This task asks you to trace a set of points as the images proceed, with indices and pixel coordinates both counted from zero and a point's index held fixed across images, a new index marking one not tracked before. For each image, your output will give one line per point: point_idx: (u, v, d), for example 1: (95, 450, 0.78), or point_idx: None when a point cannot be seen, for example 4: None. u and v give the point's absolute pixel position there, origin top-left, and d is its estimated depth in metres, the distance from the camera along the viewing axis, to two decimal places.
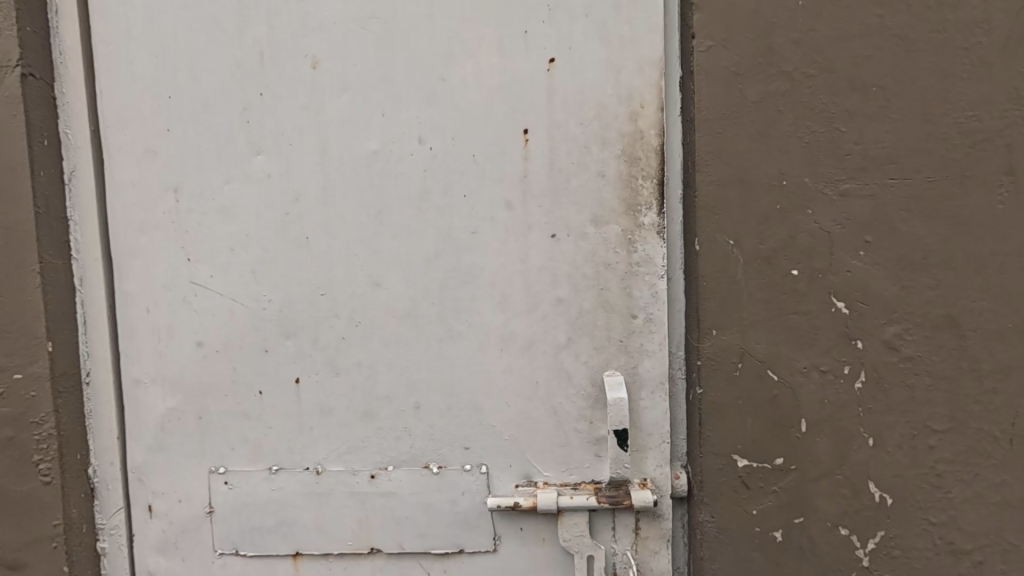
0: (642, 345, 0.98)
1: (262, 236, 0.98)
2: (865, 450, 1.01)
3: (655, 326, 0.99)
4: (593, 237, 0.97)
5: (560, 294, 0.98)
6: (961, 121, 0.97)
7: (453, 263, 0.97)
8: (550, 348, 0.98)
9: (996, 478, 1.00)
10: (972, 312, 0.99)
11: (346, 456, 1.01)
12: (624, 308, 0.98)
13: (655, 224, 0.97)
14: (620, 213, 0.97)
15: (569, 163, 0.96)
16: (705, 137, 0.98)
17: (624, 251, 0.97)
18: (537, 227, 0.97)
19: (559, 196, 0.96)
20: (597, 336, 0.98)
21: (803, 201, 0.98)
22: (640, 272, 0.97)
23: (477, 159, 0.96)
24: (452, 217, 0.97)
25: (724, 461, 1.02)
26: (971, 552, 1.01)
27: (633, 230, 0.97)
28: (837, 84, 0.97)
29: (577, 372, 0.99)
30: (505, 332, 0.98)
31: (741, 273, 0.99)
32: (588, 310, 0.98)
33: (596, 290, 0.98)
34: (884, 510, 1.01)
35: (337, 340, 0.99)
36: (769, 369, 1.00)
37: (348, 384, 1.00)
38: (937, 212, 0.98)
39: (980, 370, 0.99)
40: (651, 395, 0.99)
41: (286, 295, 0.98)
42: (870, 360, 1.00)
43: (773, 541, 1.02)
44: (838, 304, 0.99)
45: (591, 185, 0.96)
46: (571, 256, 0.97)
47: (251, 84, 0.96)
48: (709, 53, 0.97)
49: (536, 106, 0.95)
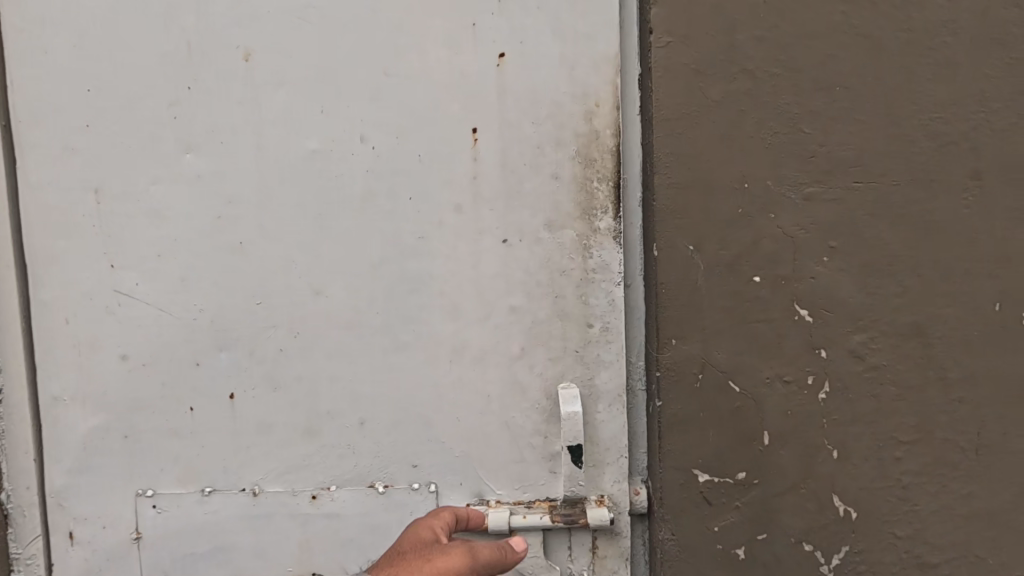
0: (598, 356, 0.93)
1: (192, 241, 0.91)
2: (830, 463, 0.98)
3: (613, 335, 0.94)
4: (548, 243, 0.92)
5: (513, 302, 0.92)
6: (927, 123, 0.94)
7: (398, 270, 0.91)
8: (504, 360, 0.93)
9: (962, 489, 0.98)
10: (938, 320, 0.96)
11: (286, 475, 0.94)
12: (579, 318, 0.93)
13: (610, 229, 0.92)
14: (576, 217, 0.91)
15: (522, 165, 0.90)
16: (664, 137, 0.93)
17: (580, 258, 0.92)
18: (488, 231, 0.91)
19: (512, 200, 0.91)
20: (552, 348, 0.93)
21: (766, 205, 0.94)
22: (597, 279, 0.92)
23: (423, 159, 0.90)
24: (398, 222, 0.91)
25: (685, 476, 0.97)
26: (937, 565, 0.98)
27: (588, 235, 0.92)
28: (801, 83, 0.93)
29: (531, 384, 0.93)
30: (455, 342, 0.93)
31: (701, 280, 0.95)
32: (542, 320, 0.93)
33: (552, 298, 0.93)
34: (849, 525, 0.98)
35: (276, 354, 0.92)
36: (731, 380, 0.96)
37: (289, 400, 0.93)
38: (903, 217, 0.95)
39: (947, 379, 0.96)
40: (609, 408, 0.95)
41: (219, 304, 0.92)
42: (835, 370, 0.96)
43: (736, 558, 0.98)
44: (802, 312, 0.96)
45: (545, 187, 0.91)
46: (524, 263, 0.92)
47: (178, 77, 0.88)
48: (668, 49, 0.92)
49: (486, 103, 0.89)
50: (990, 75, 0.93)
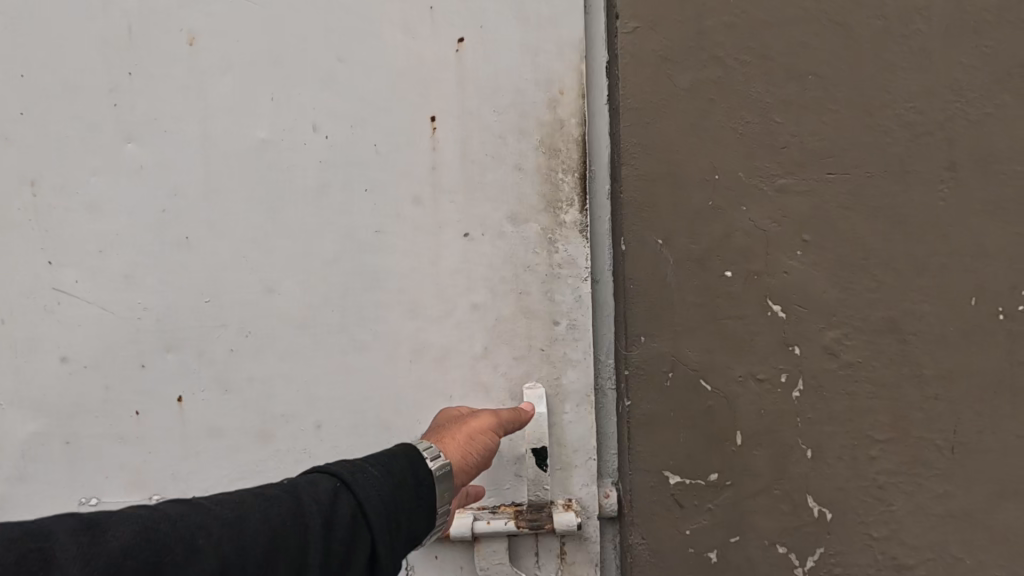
0: (565, 355, 0.90)
1: (137, 234, 0.89)
2: (805, 462, 0.95)
3: (580, 334, 0.90)
4: (511, 236, 0.89)
5: (475, 299, 0.89)
6: (901, 113, 0.91)
7: (355, 266, 0.88)
8: (467, 360, 0.89)
9: (939, 489, 0.95)
10: (914, 315, 0.93)
11: (238, 483, 0.89)
12: (544, 316, 0.89)
13: (576, 222, 0.89)
14: (541, 210, 0.89)
15: (483, 155, 0.88)
16: (631, 127, 0.90)
17: (544, 252, 0.89)
18: (448, 225, 0.89)
19: (472, 191, 0.89)
20: (516, 347, 0.89)
21: (737, 198, 0.91)
22: (563, 274, 0.89)
23: (380, 150, 0.88)
24: (356, 215, 0.88)
25: (656, 478, 0.94)
26: (914, 567, 0.96)
27: (554, 228, 0.89)
28: (772, 72, 0.90)
29: (495, 386, 0.89)
30: (416, 341, 0.89)
31: (671, 275, 0.92)
32: (506, 317, 0.89)
33: (516, 294, 0.89)
34: (824, 526, 0.95)
35: (226, 354, 0.89)
36: (703, 378, 0.93)
37: (241, 402, 0.89)
38: (877, 210, 0.92)
39: (922, 376, 0.94)
40: (576, 409, 0.91)
41: (165, 301, 0.89)
42: (809, 367, 0.94)
43: (708, 562, 0.95)
44: (775, 308, 0.93)
45: (507, 178, 0.89)
46: (487, 257, 0.89)
47: (119, 63, 0.88)
48: (636, 36, 0.90)
49: (444, 91, 0.88)
50: (965, 63, 0.91)
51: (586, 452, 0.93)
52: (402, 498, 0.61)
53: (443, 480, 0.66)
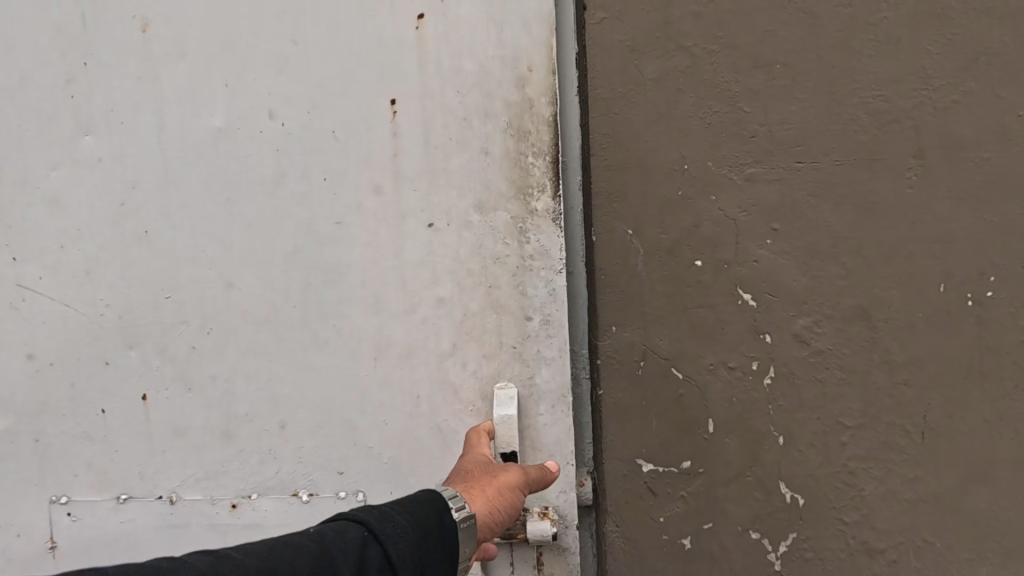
0: (537, 353, 0.89)
1: (96, 230, 0.93)
2: (777, 449, 0.96)
3: (553, 331, 0.89)
4: (477, 226, 0.90)
5: (442, 293, 0.90)
6: (868, 101, 0.92)
7: (315, 258, 0.91)
8: (433, 358, 0.90)
9: (909, 474, 0.96)
10: (882, 302, 0.94)
11: (203, 482, 0.93)
12: (517, 311, 0.90)
13: (550, 213, 0.89)
14: (511, 197, 0.89)
15: (447, 140, 0.89)
16: (599, 118, 0.93)
17: (515, 243, 0.89)
18: (412, 215, 0.90)
19: (436, 177, 0.90)
20: (486, 343, 0.90)
21: (706, 187, 0.92)
22: (534, 266, 0.89)
23: (338, 136, 0.90)
24: (315, 208, 0.91)
25: (629, 466, 0.97)
26: (885, 551, 0.96)
27: (525, 217, 0.89)
28: (739, 60, 0.91)
29: (463, 386, 0.90)
30: (379, 339, 0.91)
31: (640, 265, 0.94)
32: (474, 312, 0.90)
33: (485, 288, 0.90)
34: (796, 511, 0.96)
35: (188, 351, 0.93)
36: (674, 367, 0.95)
37: (203, 401, 0.93)
38: (846, 198, 0.93)
39: (890, 362, 0.94)
40: (550, 411, 0.90)
41: (125, 299, 0.93)
42: (780, 355, 0.94)
43: (682, 549, 0.97)
44: (746, 297, 0.94)
45: (472, 163, 0.89)
46: (453, 247, 0.90)
47: (75, 54, 0.92)
48: (602, 26, 0.92)
49: (405, 74, 0.89)
50: (931, 50, 0.91)
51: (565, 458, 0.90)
52: (429, 546, 0.60)
53: (465, 533, 0.64)
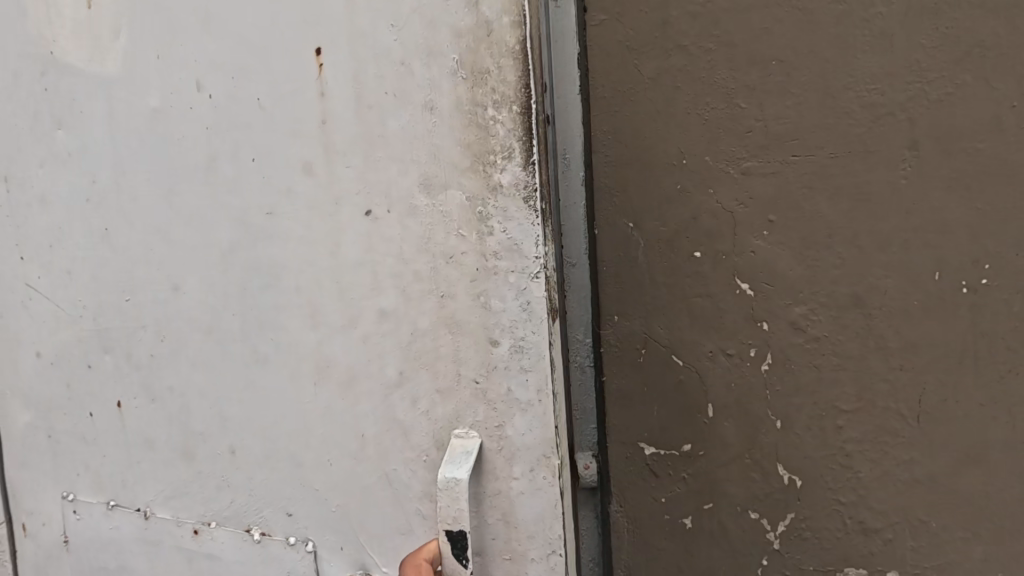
0: (504, 390, 0.74)
1: (73, 232, 0.93)
2: (774, 433, 0.99)
3: (527, 363, 0.72)
4: (426, 213, 0.74)
5: (385, 302, 0.77)
6: (863, 95, 0.94)
7: (253, 257, 0.82)
8: (377, 389, 0.79)
9: (904, 456, 0.99)
10: (877, 290, 0.97)
11: (172, 500, 0.94)
12: (481, 332, 0.73)
13: (520, 195, 0.70)
14: (469, 170, 0.71)
15: (382, 95, 0.73)
16: (601, 117, 0.98)
17: (475, 236, 0.72)
18: (348, 201, 0.76)
19: (371, 150, 0.74)
20: (439, 369, 0.76)
21: (704, 181, 0.96)
22: (498, 267, 0.72)
23: (263, 102, 0.78)
24: (246, 195, 0.81)
25: (631, 449, 1.02)
26: (881, 530, 1.00)
27: (485, 196, 0.71)
28: (735, 58, 0.94)
29: (416, 425, 0.78)
30: (319, 359, 0.81)
31: (641, 256, 0.99)
32: (427, 328, 0.75)
33: (438, 299, 0.74)
34: (793, 492, 1.00)
35: (149, 356, 0.92)
36: (674, 354, 0.99)
37: (165, 414, 0.92)
38: (841, 189, 0.95)
39: (885, 348, 0.97)
40: (526, 473, 0.74)
41: (97, 302, 0.94)
42: (777, 342, 0.98)
43: (683, 527, 1.03)
44: (743, 286, 0.97)
45: (417, 127, 0.72)
46: (395, 240, 0.75)
47: (44, 43, 0.89)
48: (602, 28, 0.96)
49: (330, 15, 0.73)
50: (924, 44, 0.92)
51: (548, 540, 0.75)
52: None
53: None
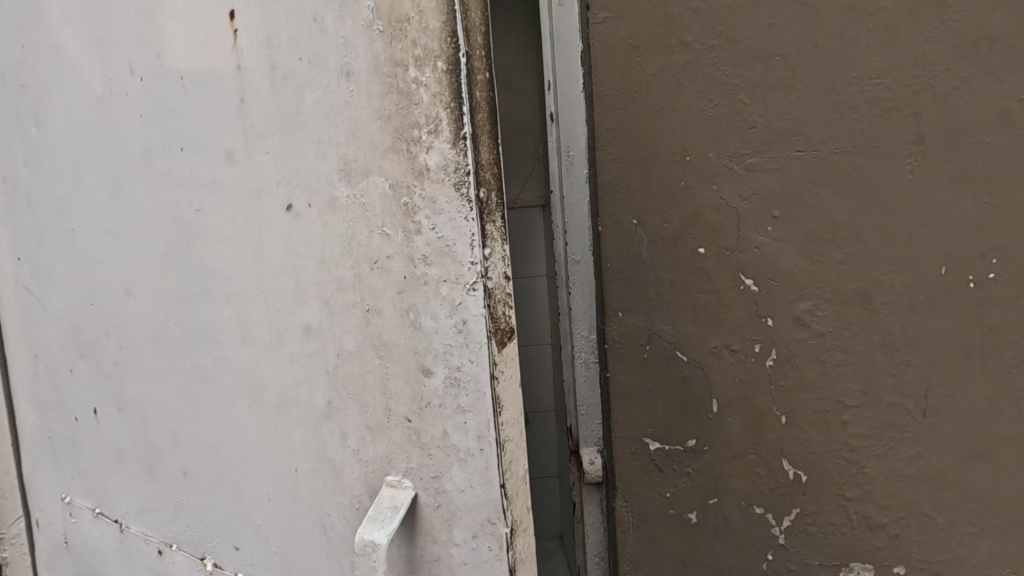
0: (433, 440, 0.54)
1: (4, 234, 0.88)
2: (779, 428, 1.00)
3: (470, 401, 0.52)
4: (344, 208, 0.55)
5: (309, 318, 0.59)
6: (868, 90, 0.93)
7: (127, 271, 0.73)
8: (309, 422, 0.61)
9: (910, 451, 0.99)
10: (883, 285, 0.96)
11: (86, 536, 0.90)
12: (411, 358, 0.54)
13: (449, 178, 0.50)
14: (390, 154, 0.52)
15: (295, 62, 0.55)
16: (605, 114, 0.97)
17: (399, 233, 0.53)
18: (266, 192, 0.59)
19: (286, 132, 0.57)
20: (369, 411, 0.57)
21: (707, 177, 0.96)
22: (422, 286, 0.53)
23: (184, 79, 0.63)
24: (128, 196, 0.70)
25: (636, 444, 1.03)
26: (886, 525, 1.00)
27: (410, 181, 0.52)
28: (738, 54, 0.94)
29: (344, 466, 0.59)
30: (249, 379, 0.64)
31: (645, 253, 0.99)
32: (354, 356, 0.57)
33: (363, 316, 0.56)
34: (798, 487, 1.00)
35: (61, 378, 0.86)
36: (679, 350, 1.00)
37: (76, 443, 0.87)
38: (845, 184, 0.95)
39: (891, 344, 0.97)
40: (471, 539, 0.53)
41: (21, 314, 0.89)
42: (781, 338, 0.98)
43: (688, 522, 1.04)
44: (748, 282, 0.97)
45: (333, 96, 0.54)
46: (319, 245, 0.57)
47: None
48: (605, 25, 0.96)
49: None
50: (930, 38, 0.92)
51: None
52: None
53: None
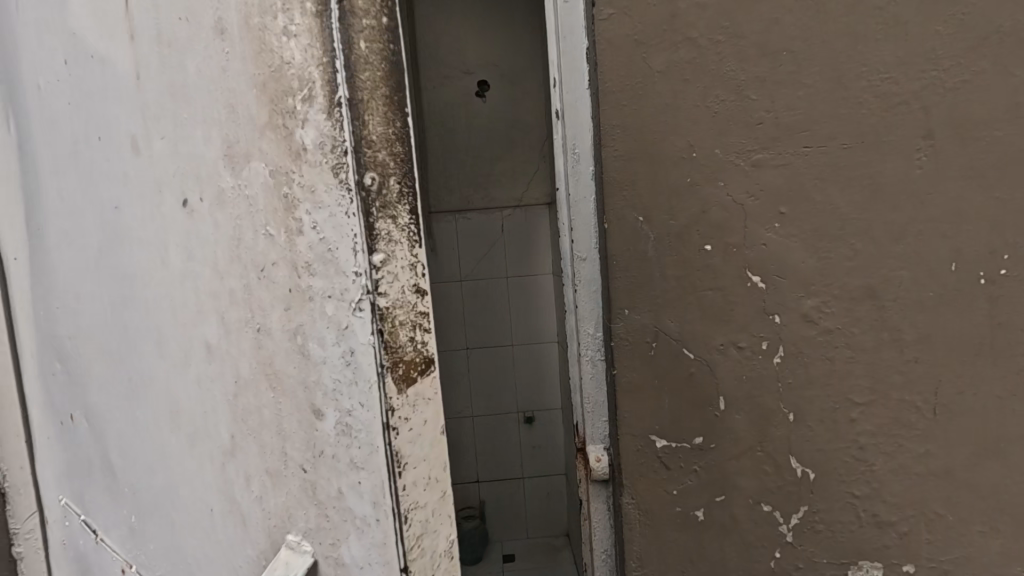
0: (329, 491, 0.51)
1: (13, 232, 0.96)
2: (786, 425, 0.99)
3: (361, 459, 0.48)
4: (233, 202, 0.53)
5: (213, 338, 0.58)
6: (876, 84, 0.92)
7: (88, 268, 0.76)
8: (218, 451, 0.60)
9: (920, 449, 0.99)
10: (891, 282, 0.95)
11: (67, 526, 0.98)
12: (302, 392, 0.51)
13: (327, 161, 0.45)
14: (266, 125, 0.48)
15: (184, 26, 0.54)
16: (610, 110, 0.96)
17: (283, 233, 0.49)
18: (167, 186, 0.59)
19: (182, 111, 0.55)
20: (264, 437, 0.55)
21: (713, 174, 0.95)
22: (309, 294, 0.49)
23: (110, 74, 0.64)
24: (86, 193, 0.73)
25: (643, 442, 1.02)
26: (896, 523, 1.00)
27: (289, 166, 0.47)
28: (744, 50, 0.93)
29: (252, 514, 0.58)
30: (178, 402, 0.66)
31: (651, 250, 0.98)
32: (250, 380, 0.55)
33: (255, 335, 0.54)
34: (806, 485, 1.00)
35: (50, 374, 0.93)
36: (685, 347, 0.99)
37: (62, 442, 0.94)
38: (854, 180, 0.94)
39: (900, 341, 0.97)
40: None
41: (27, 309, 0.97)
42: (789, 334, 0.97)
43: (695, 519, 1.03)
44: (754, 279, 0.97)
45: (212, 64, 0.52)
46: (212, 243, 0.55)
47: None
48: (610, 22, 0.94)
49: None
50: (940, 31, 0.91)
51: None
52: None
53: None
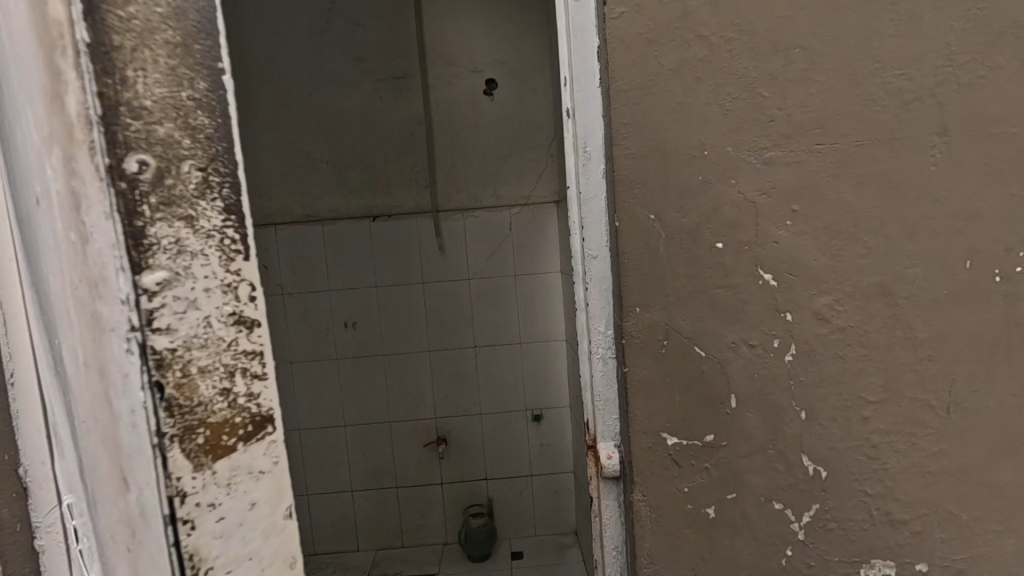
0: (125, 515, 0.60)
1: None
2: (798, 423, 0.99)
3: (133, 490, 0.59)
4: (37, 249, 0.58)
5: (18, 371, 0.62)
6: (890, 80, 0.92)
7: None
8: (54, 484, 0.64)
9: (933, 448, 0.98)
10: (905, 279, 0.95)
11: None
12: (110, 427, 0.58)
13: (83, 138, 0.54)
14: (48, 130, 0.54)
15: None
16: (621, 108, 0.94)
17: (77, 270, 0.56)
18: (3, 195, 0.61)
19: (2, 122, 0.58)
20: (75, 460, 0.62)
21: (725, 171, 0.95)
22: (105, 339, 0.57)
23: None
24: None
25: (654, 439, 1.01)
26: (908, 522, 1.00)
27: (67, 171, 0.55)
28: (757, 47, 0.92)
29: (57, 537, 0.64)
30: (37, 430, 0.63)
31: (662, 248, 0.97)
32: (80, 422, 0.60)
33: (59, 368, 0.60)
34: (818, 483, 1.00)
35: None
36: (697, 345, 0.98)
37: None
38: (867, 177, 0.94)
39: (914, 339, 0.96)
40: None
41: None
42: (801, 332, 0.97)
43: (706, 517, 1.02)
44: (766, 277, 0.97)
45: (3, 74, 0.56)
46: (25, 270, 0.61)
47: None
48: (621, 20, 0.93)
49: None
50: (955, 27, 0.91)
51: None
52: None
53: None
